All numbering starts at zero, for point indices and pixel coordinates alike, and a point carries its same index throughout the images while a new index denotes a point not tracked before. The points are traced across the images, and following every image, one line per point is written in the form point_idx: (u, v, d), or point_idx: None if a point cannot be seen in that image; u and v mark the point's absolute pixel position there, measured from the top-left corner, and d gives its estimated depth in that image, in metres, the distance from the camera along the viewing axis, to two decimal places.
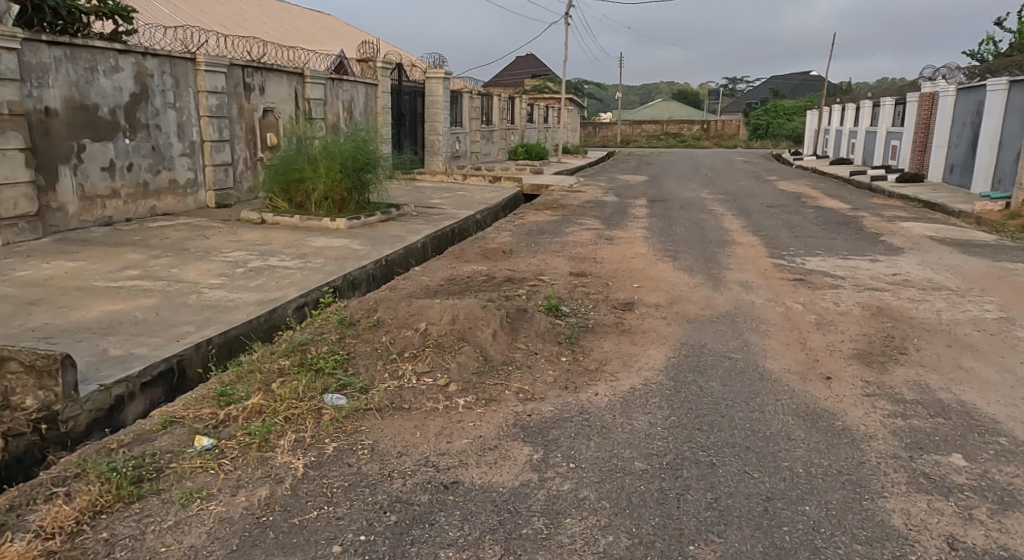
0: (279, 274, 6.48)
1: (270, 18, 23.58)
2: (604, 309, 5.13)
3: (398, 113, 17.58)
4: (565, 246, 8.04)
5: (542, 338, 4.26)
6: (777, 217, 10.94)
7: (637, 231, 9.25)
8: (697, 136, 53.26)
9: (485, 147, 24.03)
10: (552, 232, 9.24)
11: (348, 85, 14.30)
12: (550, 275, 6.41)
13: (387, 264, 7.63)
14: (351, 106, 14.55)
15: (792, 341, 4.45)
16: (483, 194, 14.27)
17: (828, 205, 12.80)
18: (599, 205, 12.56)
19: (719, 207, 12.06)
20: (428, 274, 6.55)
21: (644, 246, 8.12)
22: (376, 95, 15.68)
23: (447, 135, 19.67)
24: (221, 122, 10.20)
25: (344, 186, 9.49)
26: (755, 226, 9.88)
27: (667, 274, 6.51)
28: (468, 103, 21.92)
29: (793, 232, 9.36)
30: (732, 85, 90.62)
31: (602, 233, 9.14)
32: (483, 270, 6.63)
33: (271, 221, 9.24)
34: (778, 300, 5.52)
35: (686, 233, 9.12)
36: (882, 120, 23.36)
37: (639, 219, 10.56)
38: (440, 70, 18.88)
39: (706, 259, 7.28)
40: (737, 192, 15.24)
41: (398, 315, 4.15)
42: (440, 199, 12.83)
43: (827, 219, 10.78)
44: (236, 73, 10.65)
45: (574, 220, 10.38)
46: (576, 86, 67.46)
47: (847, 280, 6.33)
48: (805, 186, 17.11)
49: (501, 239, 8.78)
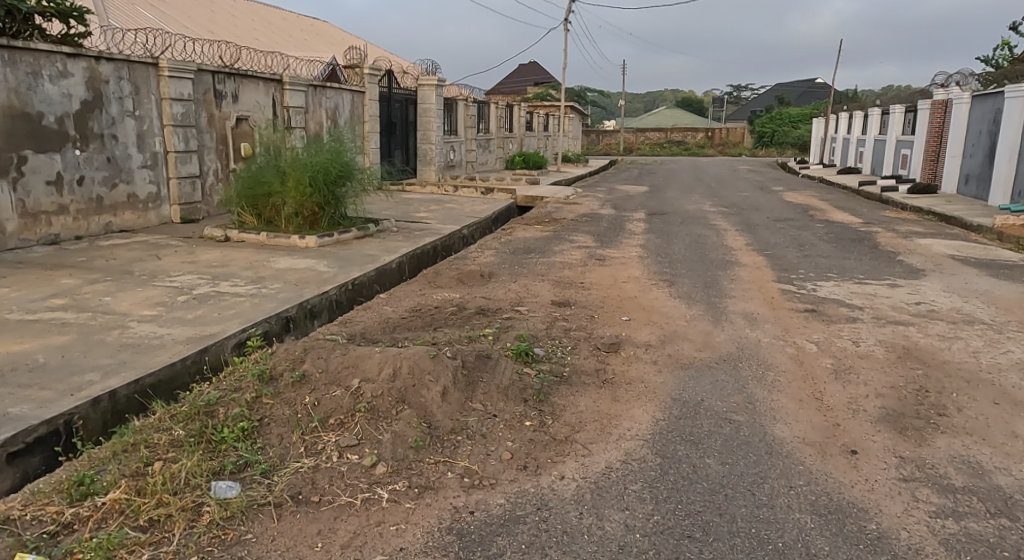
0: (225, 303, 5.78)
1: (261, 24, 23.01)
2: (583, 352, 4.41)
3: (388, 122, 16.94)
4: (551, 268, 7.35)
5: (505, 395, 3.53)
6: (784, 233, 10.21)
7: (631, 250, 8.54)
8: (701, 145, 52.63)
9: (482, 156, 23.41)
10: (540, 251, 8.54)
11: (333, 92, 13.67)
12: (529, 305, 5.70)
13: (354, 288, 6.94)
14: (336, 115, 13.91)
15: (806, 397, 3.71)
16: (473, 207, 13.58)
17: (838, 219, 12.04)
18: (594, 219, 11.84)
19: (722, 222, 11.34)
20: (393, 303, 5.85)
21: (638, 268, 7.40)
22: (364, 103, 15.03)
23: (440, 144, 19.02)
24: (187, 132, 9.57)
25: (315, 200, 8.74)
26: (760, 243, 9.16)
27: (661, 304, 5.79)
28: (463, 111, 21.27)
29: (802, 251, 8.62)
30: (737, 93, 90.09)
31: (593, 252, 8.42)
32: (454, 298, 5.92)
33: (236, 238, 8.57)
34: (787, 338, 4.79)
35: (685, 252, 8.40)
36: (892, 128, 22.64)
37: (636, 235, 9.85)
38: (433, 77, 18.24)
39: (706, 284, 6.57)
40: (741, 204, 14.56)
41: (328, 367, 3.43)
42: (426, 213, 12.15)
43: (838, 235, 10.05)
44: (205, 79, 10.01)
45: (565, 237, 9.68)
46: (579, 94, 66.85)
47: (864, 311, 5.60)
48: (813, 197, 16.40)
49: (484, 259, 8.07)
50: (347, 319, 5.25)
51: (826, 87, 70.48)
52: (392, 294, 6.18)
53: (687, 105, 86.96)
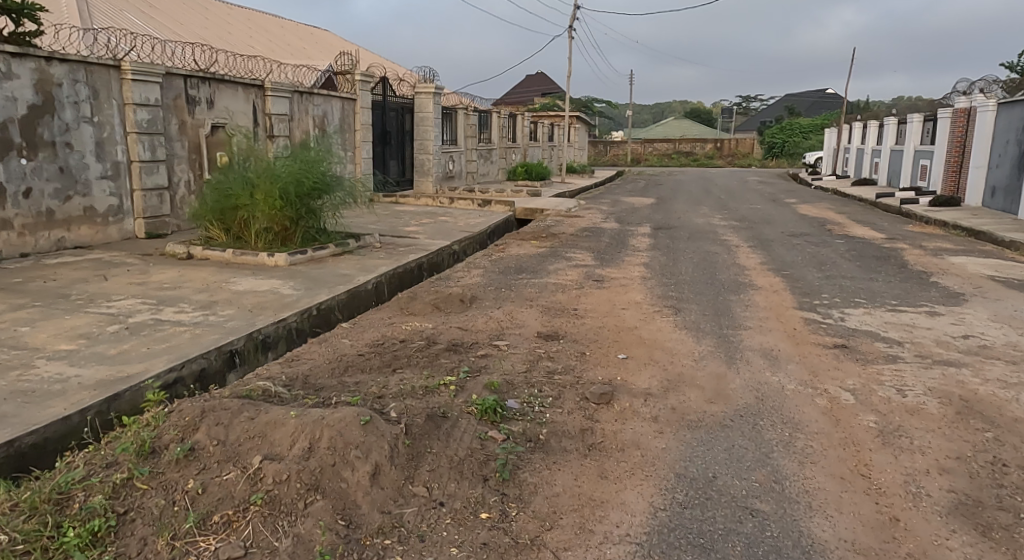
0: (160, 334, 4.99)
1: (257, 31, 22.44)
2: (567, 405, 3.60)
3: (382, 131, 16.24)
4: (542, 291, 6.57)
5: (459, 472, 2.73)
6: (801, 250, 9.36)
7: (633, 271, 7.72)
8: (710, 155, 51.84)
9: (483, 166, 22.70)
10: (534, 270, 7.75)
11: (320, 99, 12.99)
12: (510, 339, 4.89)
13: (319, 314, 6.18)
14: (324, 123, 13.24)
15: (847, 473, 2.90)
16: (467, 220, 12.83)
17: (858, 234, 11.20)
18: (595, 234, 11.04)
19: (734, 237, 10.52)
20: (356, 334, 5.06)
21: (640, 292, 6.59)
22: (355, 111, 14.34)
23: (438, 154, 18.29)
24: (153, 140, 8.89)
25: (287, 215, 8.02)
26: (776, 262, 8.33)
27: (667, 338, 4.97)
28: (463, 120, 20.58)
29: (824, 271, 7.79)
30: (745, 103, 89.44)
31: (591, 273, 7.62)
32: (425, 329, 5.13)
33: (200, 255, 7.84)
34: (817, 385, 3.97)
35: (693, 272, 7.59)
36: (909, 138, 21.79)
37: (640, 252, 9.05)
38: (430, 85, 17.54)
39: (717, 312, 5.77)
40: (753, 217, 13.74)
41: (226, 439, 2.63)
42: (416, 228, 11.40)
43: (860, 252, 9.21)
44: (176, 84, 9.34)
45: (561, 254, 8.89)
46: (586, 105, 66.23)
47: (906, 348, 4.75)
48: (828, 210, 15.59)
49: (470, 280, 7.28)
50: (294, 356, 4.47)
51: (837, 97, 69.52)
52: (356, 323, 5.40)
53: (696, 116, 86.24)
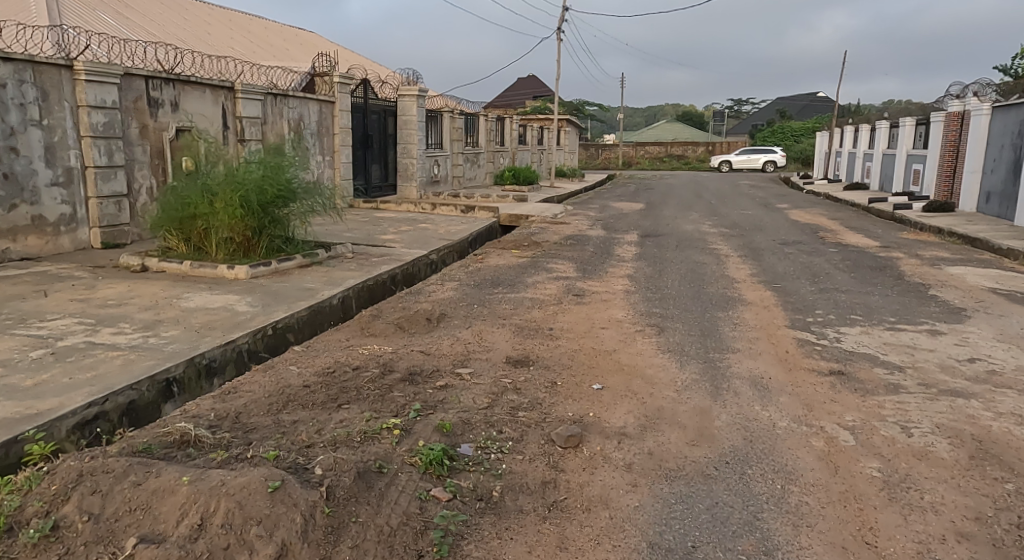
0: (89, 361, 4.52)
1: (239, 33, 22.00)
2: (530, 450, 3.16)
3: (363, 135, 15.79)
4: (518, 308, 6.13)
5: (388, 548, 2.28)
6: (794, 260, 8.95)
7: (616, 284, 7.28)
8: (702, 159, 51.60)
9: (470, 170, 22.28)
10: (511, 284, 7.29)
11: (296, 101, 12.53)
12: (475, 365, 4.45)
13: (274, 334, 5.72)
14: (301, 127, 12.78)
15: (850, 541, 2.48)
16: (449, 228, 12.38)
17: (851, 243, 10.80)
18: (579, 242, 10.61)
19: (723, 246, 10.10)
20: (307, 359, 4.60)
21: (622, 308, 6.15)
22: (333, 114, 13.88)
23: (422, 158, 17.84)
24: (110, 145, 8.42)
25: (249, 224, 7.55)
26: (768, 274, 7.91)
27: (647, 364, 4.53)
28: (448, 124, 20.15)
29: (817, 284, 7.37)
30: (737, 107, 89.48)
31: (571, 286, 7.18)
32: (383, 353, 4.68)
33: (156, 267, 7.37)
34: (812, 422, 3.54)
35: (680, 286, 7.17)
36: (902, 141, 21.50)
37: (625, 263, 8.62)
38: (413, 87, 17.09)
39: (703, 332, 5.34)
40: (744, 223, 13.35)
41: (102, 513, 2.18)
42: (393, 236, 10.94)
43: (855, 262, 8.81)
44: (136, 85, 8.87)
45: (542, 265, 8.45)
46: (578, 108, 65.92)
47: (908, 375, 4.33)
48: (821, 216, 15.23)
49: (442, 294, 6.83)
50: (231, 387, 4.01)
51: (829, 100, 69.40)
52: (310, 345, 4.95)
53: (688, 119, 86.10)
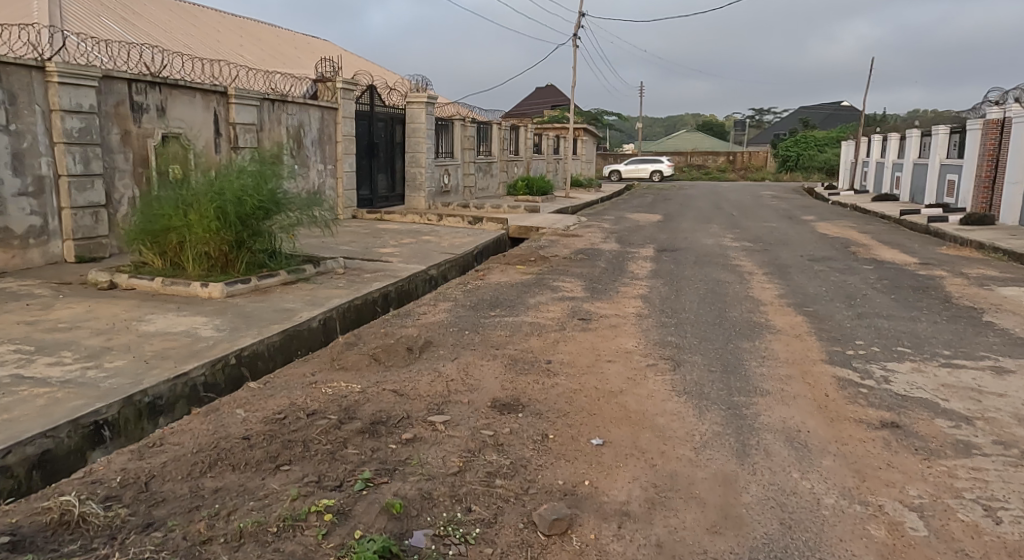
0: (7, 400, 3.88)
1: (250, 41, 21.63)
2: (502, 540, 2.46)
3: (369, 143, 15.24)
4: (515, 334, 5.43)
5: None
6: (826, 279, 8.16)
7: (628, 307, 6.54)
8: (722, 169, 50.66)
9: (482, 180, 21.68)
10: (511, 305, 6.59)
11: (295, 107, 11.97)
12: (454, 411, 3.74)
13: (239, 363, 5.06)
14: (300, 135, 12.22)
15: None
16: (453, 241, 11.74)
17: (887, 260, 9.99)
18: (590, 258, 9.89)
19: (747, 262, 9.34)
20: (261, 401, 3.91)
21: (633, 337, 5.41)
22: (336, 121, 13.31)
23: (431, 167, 17.25)
24: (86, 151, 7.88)
25: (227, 239, 6.93)
26: (798, 296, 7.14)
27: (659, 412, 3.79)
28: (459, 132, 19.56)
29: (854, 308, 6.61)
30: (759, 117, 88.33)
31: (578, 308, 6.46)
32: (348, 394, 3.99)
33: (125, 285, 6.77)
34: (867, 500, 2.81)
35: (700, 310, 6.41)
36: (935, 151, 20.58)
37: (639, 281, 7.88)
38: (422, 94, 16.51)
39: (726, 369, 4.60)
40: (768, 237, 12.56)
41: None
42: (392, 250, 10.32)
43: (894, 282, 8.00)
44: (117, 88, 8.33)
45: (547, 282, 7.75)
46: (596, 117, 65.22)
47: (979, 430, 3.56)
48: (849, 229, 14.39)
49: (433, 317, 6.16)
50: (156, 438, 3.33)
51: (853, 110, 68.08)
52: (269, 382, 4.28)
53: (708, 129, 85.07)
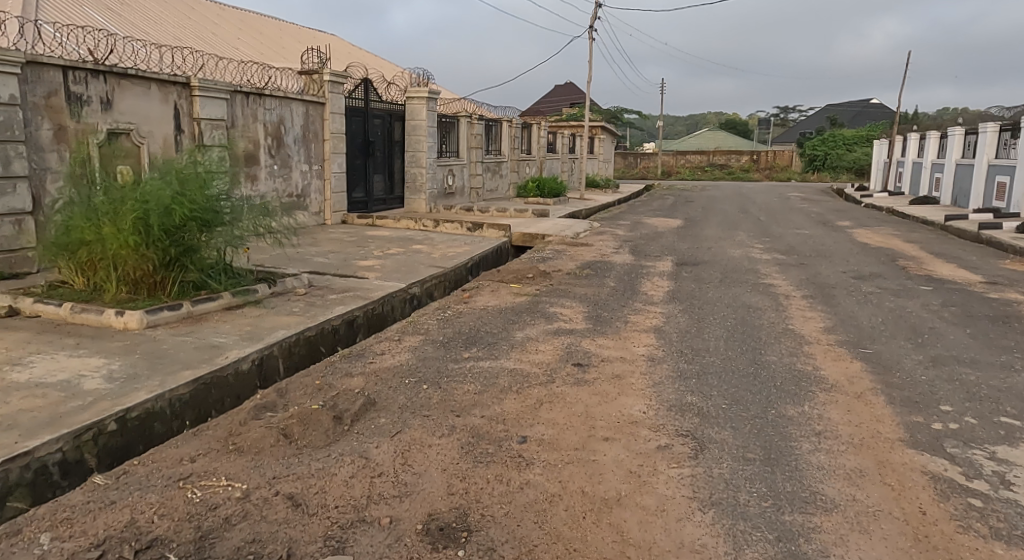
0: None
1: (248, 33, 20.54)
2: None
3: (363, 141, 14.12)
4: (488, 390, 4.19)
5: None
6: (879, 307, 6.82)
7: (637, 347, 5.24)
8: (746, 169, 49.07)
9: (491, 181, 20.49)
10: (491, 342, 5.33)
11: (274, 100, 10.79)
12: (362, 544, 2.50)
13: (123, 431, 3.82)
14: (280, 132, 11.04)
15: None
16: (447, 251, 10.56)
17: (945, 280, 8.63)
18: (598, 274, 8.65)
19: (781, 282, 8.02)
20: (89, 515, 2.66)
21: (641, 397, 4.11)
22: (323, 117, 12.14)
23: (433, 167, 16.07)
24: (6, 149, 6.73)
25: (152, 257, 5.73)
26: (849, 331, 5.83)
27: (672, 550, 2.52)
28: (466, 130, 18.36)
29: (924, 350, 5.27)
30: (783, 115, 86.24)
31: (574, 349, 5.18)
32: (222, 504, 2.74)
33: (29, 311, 5.60)
34: None
35: (727, 354, 5.10)
36: (982, 151, 19.58)
37: (652, 308, 6.61)
38: (423, 88, 15.33)
39: (770, 457, 3.30)
40: (802, 248, 11.24)
41: None
42: (374, 262, 9.14)
43: (964, 311, 6.67)
44: (49, 77, 7.16)
45: (543, 308, 6.52)
46: (616, 115, 63.63)
47: None
48: (892, 238, 13.08)
49: (392, 358, 4.93)
50: None
51: (883, 107, 65.91)
52: (125, 473, 3.02)
53: (731, 128, 83.17)
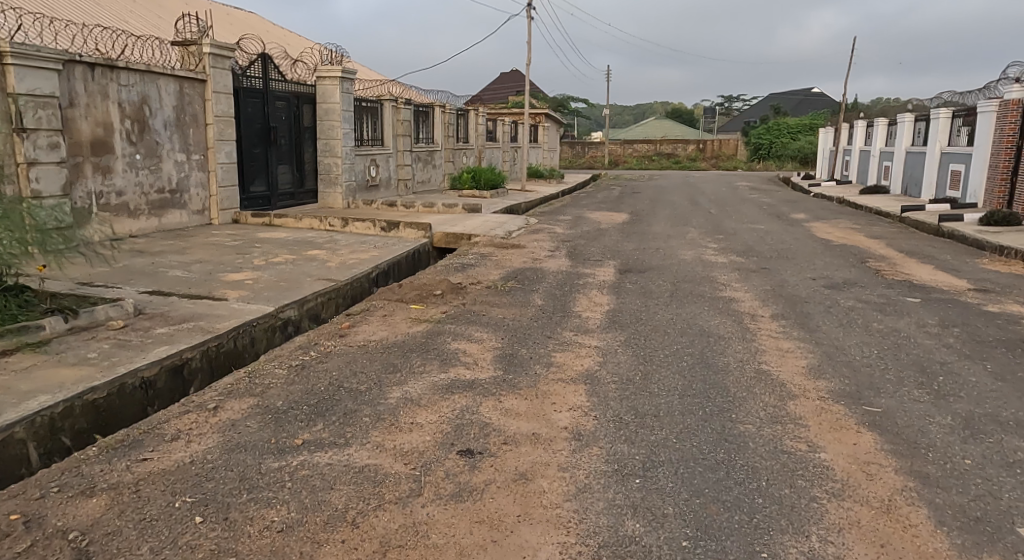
0: None
1: (142, 4, 18.11)
2: None
3: (262, 127, 12.23)
4: (305, 523, 2.56)
5: None
6: (869, 331, 5.44)
7: (557, 415, 3.67)
8: (693, 158, 48.40)
9: (422, 172, 18.75)
10: (348, 410, 3.67)
11: (133, 75, 8.80)
12: None
13: None
14: (143, 113, 9.06)
15: None
16: (350, 256, 8.85)
17: (929, 288, 7.38)
18: (526, 287, 7.10)
19: (743, 297, 6.61)
20: None
21: (551, 530, 2.55)
22: (204, 97, 10.18)
23: (351, 157, 14.27)
24: None
25: None
26: (842, 374, 4.42)
27: None
28: (391, 115, 16.55)
29: (949, 405, 3.86)
30: (727, 104, 86.37)
31: (468, 420, 3.56)
32: None
33: None
34: None
35: (685, 423, 3.57)
36: (933, 138, 18.87)
37: (584, 342, 5.10)
38: (335, 67, 13.46)
39: None
40: (761, 247, 9.96)
41: None
42: (248, 274, 7.38)
43: (972, 336, 5.37)
44: None
45: (441, 346, 4.94)
46: (561, 103, 62.22)
47: None
48: (853, 234, 11.96)
49: (186, 446, 3.22)
50: None
51: (823, 96, 66.46)
52: None
53: (676, 117, 82.93)
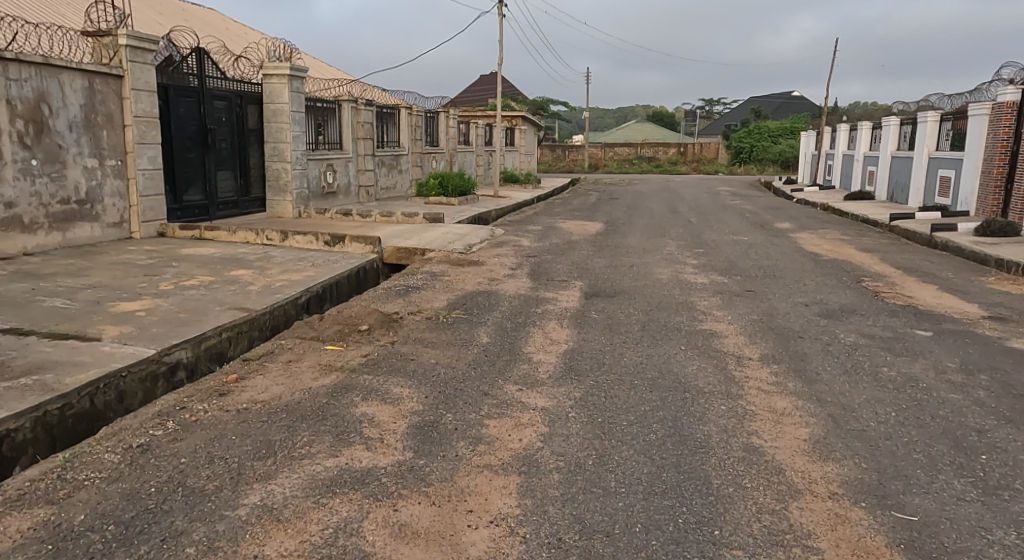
0: None
1: None
2: None
3: (196, 129, 11.04)
4: None
5: None
6: (881, 382, 4.44)
7: (471, 538, 2.61)
8: (674, 161, 47.60)
9: (386, 177, 17.61)
10: (172, 533, 2.57)
11: (25, 68, 7.61)
12: None
13: None
14: (40, 112, 7.87)
15: None
16: (279, 277, 7.72)
17: (937, 316, 6.40)
18: (473, 318, 6.02)
19: (728, 331, 5.57)
20: None
21: None
22: (121, 94, 9.01)
23: (303, 162, 13.11)
24: None
25: None
26: (858, 452, 3.39)
27: None
28: (350, 117, 15.39)
29: (1004, 509, 2.86)
30: (708, 108, 85.93)
31: (338, 552, 2.49)
32: None
33: None
34: None
35: (648, 552, 2.52)
36: (921, 142, 18.06)
37: (529, 402, 4.03)
38: (282, 64, 12.28)
39: None
40: (745, 263, 8.96)
41: None
42: (146, 303, 6.23)
43: (1006, 388, 4.37)
44: None
45: (344, 411, 3.83)
46: (541, 106, 61.23)
47: None
48: (844, 247, 11.02)
49: None
50: None
51: (803, 100, 66.10)
52: None
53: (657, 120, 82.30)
